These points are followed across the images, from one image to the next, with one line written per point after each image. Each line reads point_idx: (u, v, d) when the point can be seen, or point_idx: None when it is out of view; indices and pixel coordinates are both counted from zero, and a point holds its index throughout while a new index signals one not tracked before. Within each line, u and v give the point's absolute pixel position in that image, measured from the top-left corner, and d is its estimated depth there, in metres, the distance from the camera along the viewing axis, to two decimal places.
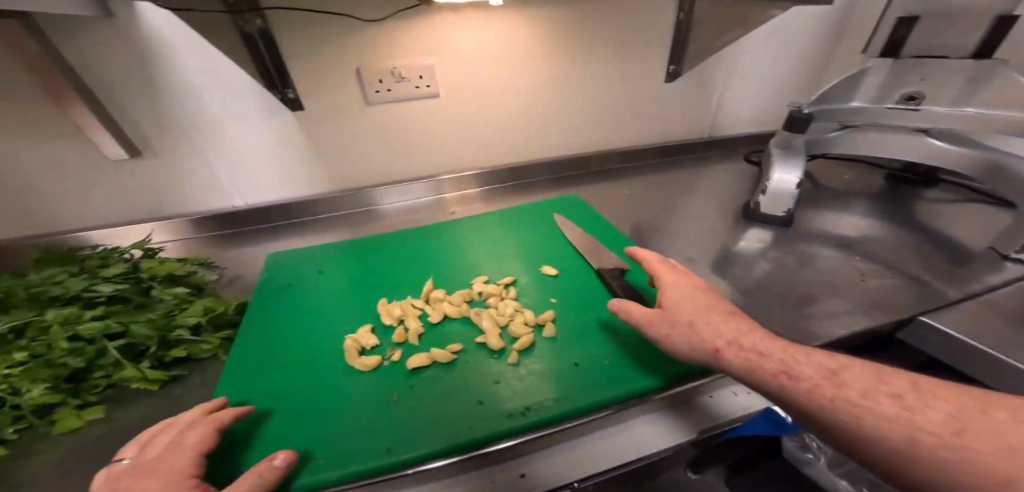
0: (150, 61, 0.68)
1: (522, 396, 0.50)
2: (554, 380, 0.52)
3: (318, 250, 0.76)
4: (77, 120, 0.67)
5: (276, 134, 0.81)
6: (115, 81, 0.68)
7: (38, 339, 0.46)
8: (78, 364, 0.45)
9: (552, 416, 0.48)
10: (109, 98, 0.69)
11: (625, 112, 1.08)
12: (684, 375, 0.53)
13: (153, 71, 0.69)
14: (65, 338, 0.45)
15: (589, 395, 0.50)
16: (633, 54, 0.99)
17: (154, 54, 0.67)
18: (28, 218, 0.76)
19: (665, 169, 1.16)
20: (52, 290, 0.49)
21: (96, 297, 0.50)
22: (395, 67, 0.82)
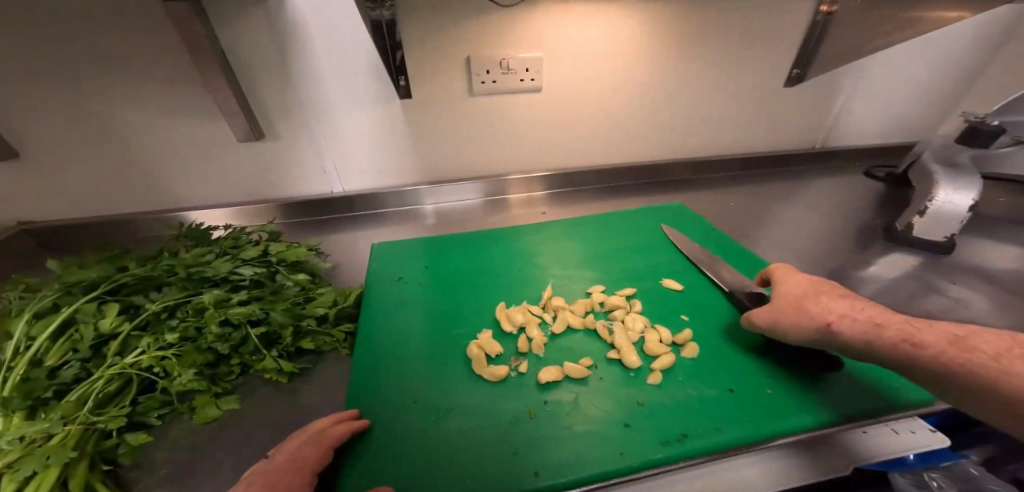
0: (287, 45, 0.67)
1: (672, 422, 0.46)
2: (702, 408, 0.48)
3: (418, 245, 0.74)
4: (218, 100, 0.67)
5: (379, 124, 0.79)
6: (252, 64, 0.67)
7: (189, 320, 0.46)
8: (224, 351, 0.45)
9: (708, 449, 0.44)
10: (245, 81, 0.69)
11: (733, 116, 0.99)
12: (856, 415, 0.47)
13: (288, 55, 0.68)
14: (217, 322, 0.45)
15: (746, 429, 0.46)
16: (757, 52, 0.89)
17: (292, 37, 0.67)
18: (139, 194, 0.77)
19: (765, 180, 1.06)
20: (205, 270, 0.49)
21: (239, 281, 0.50)
22: (505, 58, 0.77)
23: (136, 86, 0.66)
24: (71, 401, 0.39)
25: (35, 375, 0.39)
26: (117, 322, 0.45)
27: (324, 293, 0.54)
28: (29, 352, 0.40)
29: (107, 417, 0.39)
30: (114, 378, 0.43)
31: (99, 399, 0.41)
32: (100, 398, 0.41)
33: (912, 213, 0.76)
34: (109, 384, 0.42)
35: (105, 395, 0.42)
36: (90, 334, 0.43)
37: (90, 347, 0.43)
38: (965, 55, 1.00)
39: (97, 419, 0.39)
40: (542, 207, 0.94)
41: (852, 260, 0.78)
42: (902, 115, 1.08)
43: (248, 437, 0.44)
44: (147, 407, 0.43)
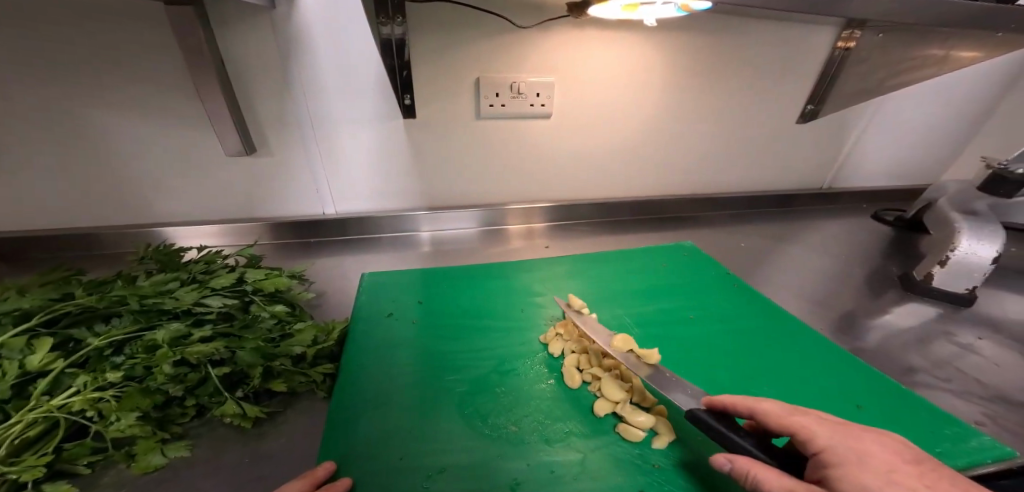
0: (288, 57, 0.63)
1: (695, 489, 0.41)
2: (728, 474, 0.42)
3: (412, 278, 0.68)
4: (208, 107, 0.62)
5: (380, 145, 0.75)
6: (250, 78, 0.63)
7: (137, 357, 0.40)
8: (177, 393, 0.38)
9: None
10: (241, 94, 0.64)
11: (742, 153, 0.97)
12: None
13: (288, 68, 0.64)
14: (169, 361, 0.38)
15: None
16: (770, 89, 0.88)
17: (293, 50, 0.62)
18: (115, 205, 0.72)
19: (772, 220, 1.04)
20: (162, 303, 0.42)
21: (205, 313, 0.43)
22: (516, 81, 0.75)
23: (123, 90, 0.62)
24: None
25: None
26: (49, 359, 0.38)
27: (302, 329, 0.48)
28: None
29: (20, 467, 0.32)
30: (37, 421, 0.35)
31: (13, 447, 0.33)
32: (15, 445, 0.34)
33: (933, 262, 0.74)
34: (31, 428, 0.35)
35: (22, 442, 0.34)
36: (12, 371, 0.37)
37: (11, 387, 0.37)
38: (966, 102, 1.01)
39: (8, 470, 0.32)
40: (543, 240, 0.90)
41: (866, 309, 0.74)
42: (908, 158, 1.08)
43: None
44: (75, 454, 0.36)
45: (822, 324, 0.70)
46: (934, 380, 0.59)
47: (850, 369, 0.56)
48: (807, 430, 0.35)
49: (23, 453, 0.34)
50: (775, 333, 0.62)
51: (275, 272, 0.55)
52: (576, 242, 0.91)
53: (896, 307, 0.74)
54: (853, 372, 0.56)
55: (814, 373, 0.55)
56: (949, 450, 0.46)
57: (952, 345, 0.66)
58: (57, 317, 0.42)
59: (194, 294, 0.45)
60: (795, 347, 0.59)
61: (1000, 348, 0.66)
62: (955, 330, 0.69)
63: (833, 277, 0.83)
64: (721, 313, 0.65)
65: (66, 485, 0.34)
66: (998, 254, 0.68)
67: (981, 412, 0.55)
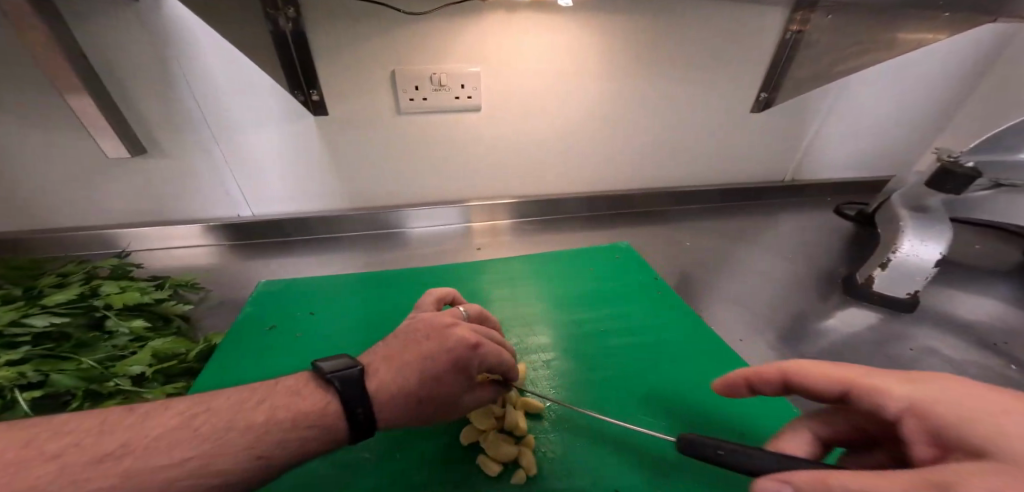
0: (168, 54, 0.59)
1: None
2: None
3: (322, 283, 0.64)
4: (74, 107, 0.58)
5: (291, 145, 0.71)
6: (129, 76, 0.60)
7: None
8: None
9: None
10: (123, 94, 0.61)
11: (702, 144, 0.92)
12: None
13: (171, 66, 0.61)
14: None
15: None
16: (718, 76, 0.82)
17: (172, 46, 0.59)
18: (25, 213, 0.69)
19: (734, 214, 1.00)
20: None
21: (23, 331, 0.41)
22: (434, 73, 0.70)
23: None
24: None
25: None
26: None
27: (151, 346, 0.45)
28: None
29: None
30: None
31: None
32: None
33: (874, 264, 0.70)
34: None
35: None
36: None
37: None
38: (937, 85, 0.94)
39: None
40: (502, 238, 0.87)
41: (809, 312, 0.70)
42: (877, 147, 1.02)
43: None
44: None
45: (754, 330, 0.66)
46: None
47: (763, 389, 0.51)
48: (870, 393, 0.27)
49: None
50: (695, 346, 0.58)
51: (137, 282, 0.53)
52: (541, 239, 0.88)
53: (841, 311, 0.70)
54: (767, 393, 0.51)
55: (720, 393, 0.51)
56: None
57: (891, 355, 0.61)
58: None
59: (15, 312, 0.42)
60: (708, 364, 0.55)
61: (946, 358, 0.61)
62: (899, 336, 0.64)
63: (779, 277, 0.79)
64: (642, 323, 0.62)
65: None
66: (941, 255, 0.65)
67: None
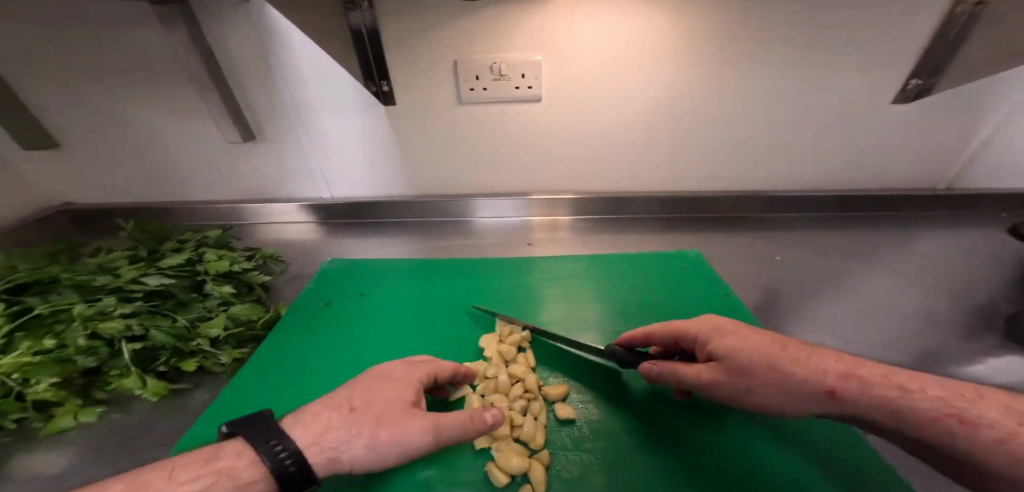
0: (268, 49, 0.67)
1: None
2: None
3: (378, 265, 0.68)
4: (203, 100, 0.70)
5: (365, 133, 0.77)
6: (239, 70, 0.69)
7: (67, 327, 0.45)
8: (89, 364, 0.42)
9: None
10: (236, 87, 0.71)
11: (810, 140, 0.77)
12: None
13: (270, 61, 0.69)
14: (86, 334, 0.43)
15: None
16: (839, 58, 0.67)
17: (271, 42, 0.67)
18: (167, 188, 0.85)
19: (850, 226, 0.82)
20: (99, 278, 0.48)
21: (140, 289, 0.49)
22: (496, 62, 0.68)
23: (148, 88, 0.72)
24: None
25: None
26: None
27: (233, 311, 0.52)
28: None
29: None
30: None
31: None
32: None
33: None
34: None
35: None
36: None
37: None
38: None
39: None
40: (562, 235, 0.83)
41: (941, 359, 0.54)
42: None
43: (108, 436, 0.41)
44: (4, 411, 0.39)
45: None
46: None
47: (841, 450, 0.42)
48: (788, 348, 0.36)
49: None
50: None
51: (232, 253, 0.61)
52: (596, 240, 0.82)
53: (993, 363, 0.53)
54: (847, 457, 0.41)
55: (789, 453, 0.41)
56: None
57: None
58: (21, 285, 0.49)
59: (136, 271, 0.51)
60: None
61: None
62: None
63: (899, 309, 0.63)
64: None
65: None
66: None
67: None
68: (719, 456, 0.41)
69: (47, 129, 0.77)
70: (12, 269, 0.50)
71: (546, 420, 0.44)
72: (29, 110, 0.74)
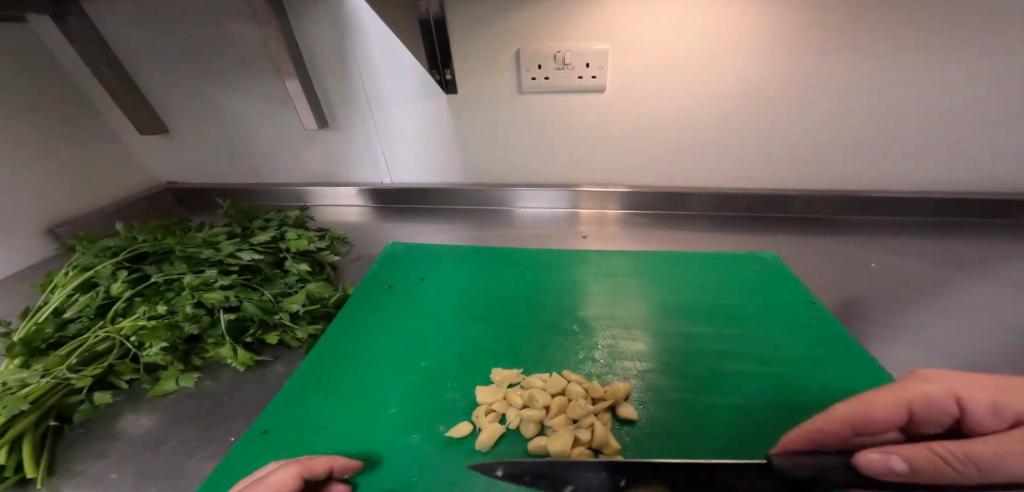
0: (346, 40, 0.72)
1: None
2: None
3: (435, 251, 0.70)
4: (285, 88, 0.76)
5: (426, 121, 0.79)
6: (319, 60, 0.75)
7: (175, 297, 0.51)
8: (192, 331, 0.48)
9: None
10: (316, 75, 0.77)
11: (911, 136, 0.68)
12: None
13: (346, 51, 0.73)
14: (191, 303, 0.49)
15: None
16: (959, 41, 0.58)
17: (350, 33, 0.71)
18: (248, 169, 0.93)
19: (954, 234, 0.71)
20: (204, 251, 0.55)
21: (235, 263, 0.55)
22: (561, 50, 0.66)
23: (240, 78, 0.79)
24: (58, 356, 0.45)
25: (45, 326, 0.47)
26: (122, 288, 0.52)
27: (309, 289, 0.56)
28: (56, 303, 0.51)
29: (79, 375, 0.44)
30: (103, 340, 0.48)
31: (84, 357, 0.46)
32: (85, 356, 0.46)
33: None
34: (98, 344, 0.47)
35: (90, 354, 0.46)
36: (100, 296, 0.52)
37: (100, 307, 0.52)
38: None
39: (71, 375, 0.43)
40: (612, 229, 0.81)
41: None
42: None
43: (202, 399, 0.46)
44: (120, 370, 0.47)
45: None
46: None
47: None
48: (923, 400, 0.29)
49: (91, 363, 0.46)
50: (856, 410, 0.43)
51: (307, 233, 0.67)
52: (649, 236, 0.78)
53: None
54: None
55: None
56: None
57: None
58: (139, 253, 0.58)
59: (232, 247, 0.57)
60: None
61: None
62: None
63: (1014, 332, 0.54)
64: (770, 353, 0.50)
65: (108, 395, 0.44)
66: None
67: None
68: None
69: (156, 114, 0.87)
70: (133, 239, 0.59)
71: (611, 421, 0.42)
72: (144, 96, 0.84)
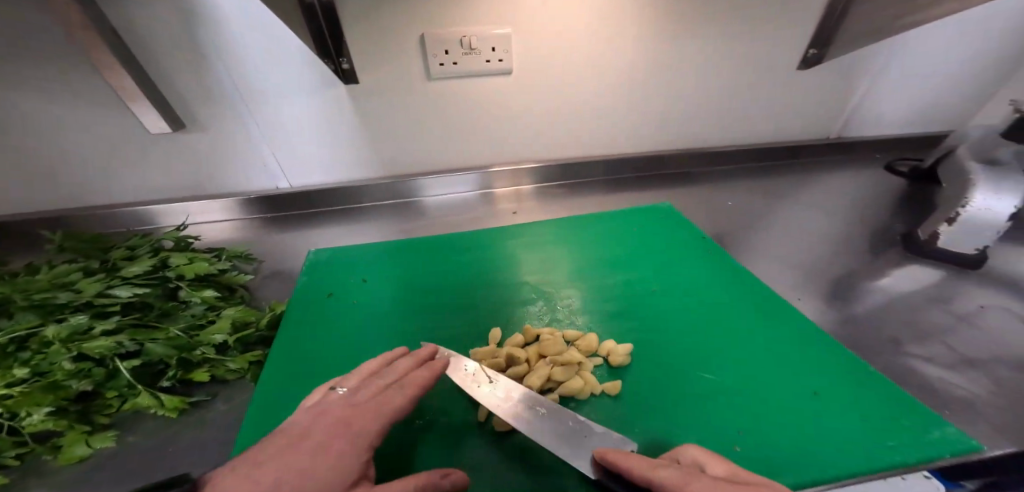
0: (198, 25, 0.60)
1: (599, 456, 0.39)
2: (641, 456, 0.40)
3: (366, 251, 0.65)
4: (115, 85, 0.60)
5: (322, 113, 0.72)
6: (162, 52, 0.62)
7: (37, 353, 0.38)
8: (85, 388, 0.37)
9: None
10: (157, 65, 0.63)
11: (740, 102, 0.88)
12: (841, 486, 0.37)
13: (199, 38, 0.61)
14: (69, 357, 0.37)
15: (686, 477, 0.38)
16: (763, 29, 0.77)
17: (201, 18, 0.60)
18: (75, 190, 0.72)
19: (772, 173, 0.96)
20: (60, 294, 0.41)
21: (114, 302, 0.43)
22: (467, 36, 0.67)
23: (42, 72, 0.60)
24: None
25: None
26: None
27: (228, 315, 0.47)
28: None
29: None
30: None
31: None
32: None
33: (939, 220, 0.67)
34: None
35: None
36: None
37: None
38: (1009, 34, 0.85)
39: None
40: (528, 202, 0.86)
41: (859, 272, 0.68)
42: (939, 104, 0.95)
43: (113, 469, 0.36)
44: None
45: (805, 290, 0.65)
46: (924, 359, 0.53)
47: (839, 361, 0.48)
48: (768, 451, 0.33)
49: None
50: (761, 310, 0.56)
51: (199, 254, 0.55)
52: (564, 205, 0.86)
53: (893, 270, 0.68)
54: (831, 356, 0.49)
55: (797, 365, 0.48)
56: (906, 445, 0.40)
57: (950, 313, 0.59)
58: None
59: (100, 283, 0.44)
60: (772, 327, 0.53)
61: (1014, 318, 0.58)
62: (957, 296, 0.62)
63: (820, 235, 0.77)
64: (690, 282, 0.61)
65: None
66: (1017, 209, 0.61)
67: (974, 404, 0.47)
68: (742, 375, 0.47)
69: None
70: None
71: (591, 367, 0.48)
72: None
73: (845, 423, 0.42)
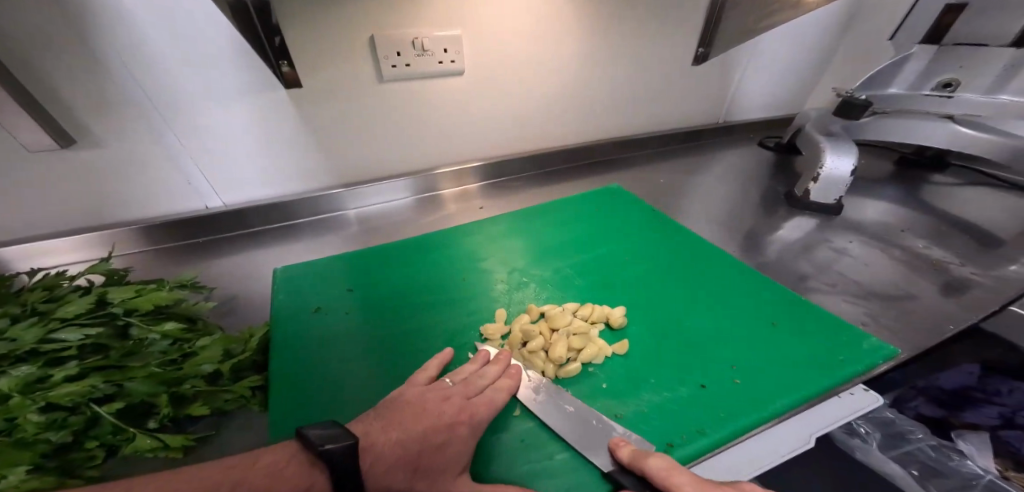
0: (93, 21, 0.50)
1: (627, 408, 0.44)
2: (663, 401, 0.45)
3: (340, 264, 0.62)
4: None
5: (257, 121, 0.65)
6: (44, 56, 0.51)
7: None
8: (65, 439, 0.35)
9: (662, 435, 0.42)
10: (36, 71, 0.51)
11: (651, 95, 1.02)
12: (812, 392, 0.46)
13: (94, 36, 0.51)
14: (36, 409, 0.35)
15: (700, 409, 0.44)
16: (664, 34, 0.91)
17: (97, 13, 0.50)
18: None
19: (679, 155, 1.13)
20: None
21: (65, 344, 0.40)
22: (418, 37, 0.67)
23: None
24: None
25: None
26: None
27: (206, 345, 0.44)
28: None
29: None
30: None
31: None
32: None
33: (809, 179, 0.86)
34: None
35: None
36: None
37: None
38: (823, 41, 1.13)
39: None
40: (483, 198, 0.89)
41: (762, 226, 0.85)
42: (788, 93, 1.22)
43: None
44: None
45: (730, 246, 0.79)
46: (821, 285, 0.69)
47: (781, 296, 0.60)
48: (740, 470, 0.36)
49: None
50: (713, 263, 0.66)
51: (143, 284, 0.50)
52: (515, 198, 0.91)
53: (785, 222, 0.86)
54: (776, 292, 0.60)
55: (754, 303, 0.58)
56: (852, 356, 0.51)
57: (828, 249, 0.78)
58: None
59: (39, 329, 0.40)
60: (727, 276, 0.63)
61: (867, 247, 0.78)
62: (832, 237, 0.81)
63: (728, 202, 0.94)
64: (652, 249, 0.69)
65: None
66: (854, 166, 0.81)
67: (862, 312, 0.63)
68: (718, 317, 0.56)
69: None
70: None
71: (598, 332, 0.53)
72: None
73: (800, 343, 0.52)
